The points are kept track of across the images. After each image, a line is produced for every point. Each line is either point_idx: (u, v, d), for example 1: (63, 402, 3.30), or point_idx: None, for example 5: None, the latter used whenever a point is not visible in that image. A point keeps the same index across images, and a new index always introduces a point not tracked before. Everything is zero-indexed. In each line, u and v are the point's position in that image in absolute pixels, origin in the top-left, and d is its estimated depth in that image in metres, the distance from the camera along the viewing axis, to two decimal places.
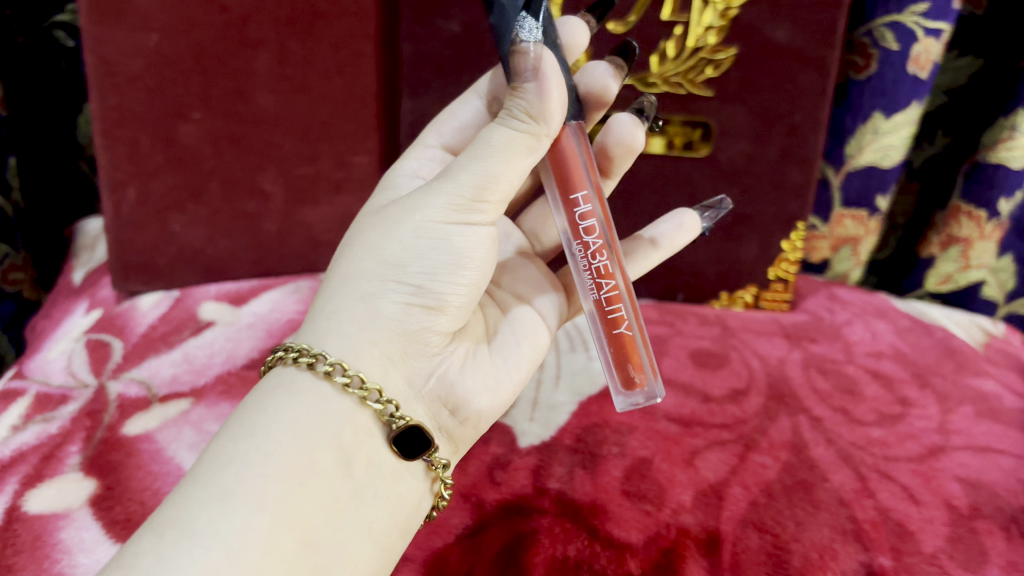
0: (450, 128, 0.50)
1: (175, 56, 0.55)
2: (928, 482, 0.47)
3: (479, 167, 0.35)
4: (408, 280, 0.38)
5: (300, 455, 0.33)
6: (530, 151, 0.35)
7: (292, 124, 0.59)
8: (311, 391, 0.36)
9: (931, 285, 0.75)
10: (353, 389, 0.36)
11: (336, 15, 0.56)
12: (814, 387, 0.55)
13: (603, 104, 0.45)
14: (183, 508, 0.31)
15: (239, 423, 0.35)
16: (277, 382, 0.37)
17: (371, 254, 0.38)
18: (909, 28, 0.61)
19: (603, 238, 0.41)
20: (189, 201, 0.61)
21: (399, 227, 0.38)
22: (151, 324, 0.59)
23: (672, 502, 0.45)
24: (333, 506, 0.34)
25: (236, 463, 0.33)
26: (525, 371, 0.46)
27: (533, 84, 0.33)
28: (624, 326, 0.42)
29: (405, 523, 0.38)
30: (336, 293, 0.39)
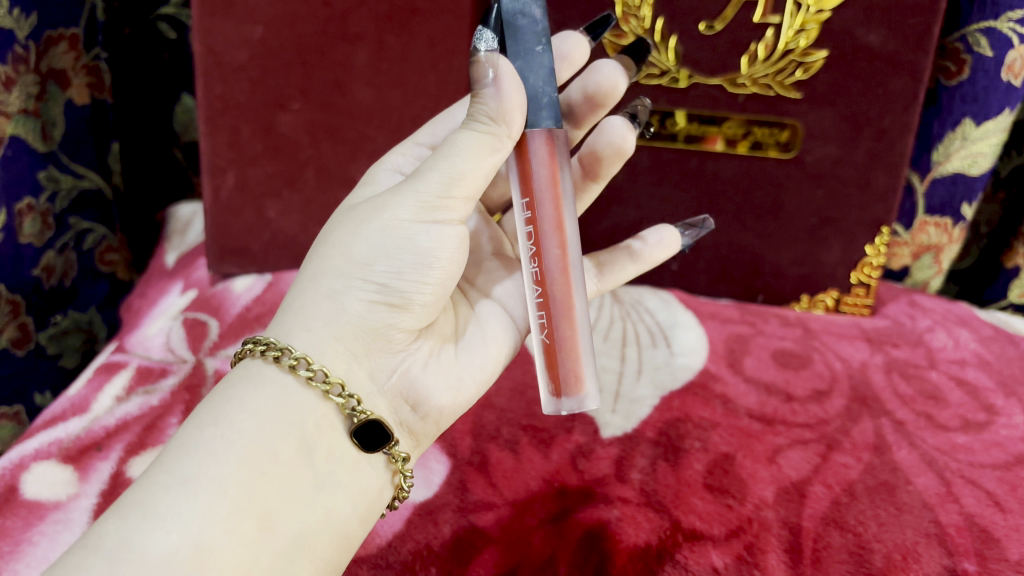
0: (445, 129, 0.48)
1: (279, 49, 0.58)
2: (1015, 490, 0.47)
3: (444, 166, 0.35)
4: (373, 278, 0.38)
5: (263, 443, 0.34)
6: (493, 151, 0.35)
7: (386, 118, 0.61)
8: (275, 382, 0.36)
9: (1014, 296, 0.75)
10: (316, 382, 0.36)
11: (433, 12, 0.57)
12: (897, 391, 0.55)
13: (608, 101, 0.45)
14: (147, 492, 0.32)
15: (205, 412, 0.35)
16: (244, 374, 0.37)
17: (338, 252, 0.38)
18: (1004, 35, 0.61)
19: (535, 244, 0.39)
20: (284, 188, 0.63)
21: (367, 227, 0.38)
22: (245, 306, 0.61)
23: (754, 496, 0.45)
24: (294, 492, 0.34)
25: (198, 450, 0.33)
26: (496, 370, 0.45)
27: (491, 89, 0.34)
28: (543, 334, 0.39)
29: (368, 513, 0.38)
30: (303, 292, 0.39)
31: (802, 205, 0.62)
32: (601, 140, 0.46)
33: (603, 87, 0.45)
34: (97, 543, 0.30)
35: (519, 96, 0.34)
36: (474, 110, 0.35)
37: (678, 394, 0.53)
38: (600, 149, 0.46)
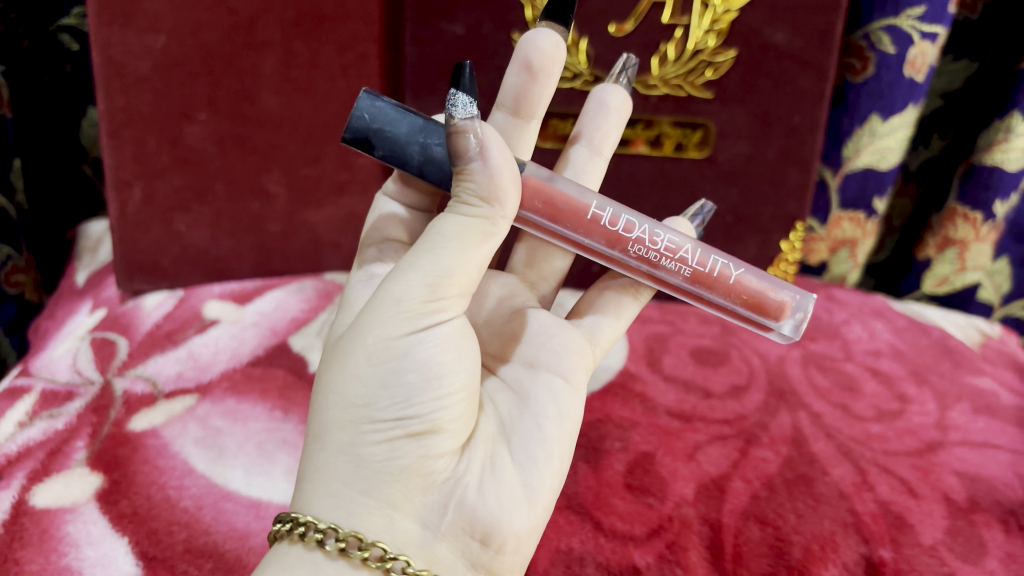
0: (385, 222, 0.51)
1: (183, 59, 0.56)
2: (927, 475, 0.48)
3: (429, 263, 0.34)
4: (382, 415, 0.35)
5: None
6: (485, 236, 0.34)
7: (297, 126, 0.60)
8: (301, 563, 0.33)
9: (928, 287, 0.77)
10: (351, 551, 0.34)
11: (341, 18, 0.57)
12: (813, 383, 0.56)
13: (557, 64, 0.44)
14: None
15: None
16: (271, 565, 0.34)
17: (332, 398, 0.36)
18: (905, 32, 0.62)
19: (646, 224, 0.43)
20: (193, 201, 0.62)
21: (353, 359, 0.35)
22: (156, 323, 0.59)
23: (674, 495, 0.45)
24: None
25: None
26: (563, 453, 0.41)
27: (478, 161, 0.33)
28: (729, 272, 0.44)
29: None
30: (310, 453, 0.36)
31: (717, 202, 0.63)
32: (605, 95, 0.52)
33: (547, 53, 0.43)
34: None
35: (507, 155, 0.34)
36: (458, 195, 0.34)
37: (598, 396, 0.53)
38: (607, 102, 0.52)
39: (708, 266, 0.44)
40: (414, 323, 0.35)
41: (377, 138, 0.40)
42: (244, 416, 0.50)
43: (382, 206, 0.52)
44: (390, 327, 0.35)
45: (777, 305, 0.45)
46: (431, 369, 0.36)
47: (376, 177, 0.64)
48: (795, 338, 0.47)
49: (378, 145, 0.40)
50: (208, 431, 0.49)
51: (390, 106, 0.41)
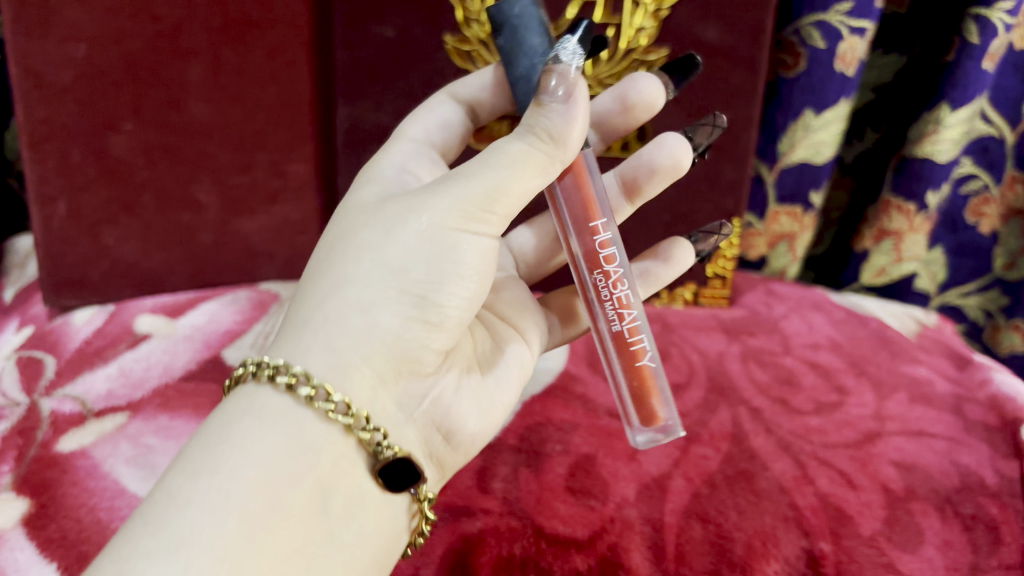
0: (435, 128, 0.49)
1: (106, 68, 0.55)
2: (866, 467, 0.48)
3: (493, 176, 0.36)
4: (409, 291, 0.37)
5: (270, 495, 0.32)
6: (543, 171, 0.36)
7: (227, 134, 0.59)
8: (284, 415, 0.34)
9: (867, 278, 0.78)
10: (338, 415, 0.35)
11: (270, 23, 0.56)
12: (753, 378, 0.56)
13: (650, 112, 0.47)
14: (132, 562, 0.29)
15: (199, 454, 0.33)
16: (245, 408, 0.35)
17: (367, 261, 0.37)
18: (834, 27, 0.63)
19: (622, 268, 0.42)
20: (121, 213, 0.60)
21: (401, 231, 0.37)
22: (86, 340, 0.58)
23: (616, 496, 0.45)
24: (305, 547, 0.33)
25: (192, 505, 0.31)
26: (517, 392, 0.47)
27: (562, 107, 0.36)
28: (644, 359, 0.43)
29: (383, 543, 0.37)
30: (322, 297, 0.37)
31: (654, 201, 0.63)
32: (657, 153, 0.49)
33: (644, 99, 0.46)
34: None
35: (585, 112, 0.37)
36: (534, 122, 0.36)
37: (539, 399, 0.53)
38: (656, 165, 0.49)
39: (634, 339, 0.43)
40: (466, 224, 0.37)
41: (507, 30, 0.39)
42: (177, 433, 0.49)
43: (445, 99, 0.49)
44: (444, 217, 0.37)
45: (651, 413, 0.44)
46: (459, 272, 0.38)
47: (309, 182, 0.62)
48: (639, 449, 0.45)
49: (505, 33, 0.39)
50: (140, 449, 0.48)
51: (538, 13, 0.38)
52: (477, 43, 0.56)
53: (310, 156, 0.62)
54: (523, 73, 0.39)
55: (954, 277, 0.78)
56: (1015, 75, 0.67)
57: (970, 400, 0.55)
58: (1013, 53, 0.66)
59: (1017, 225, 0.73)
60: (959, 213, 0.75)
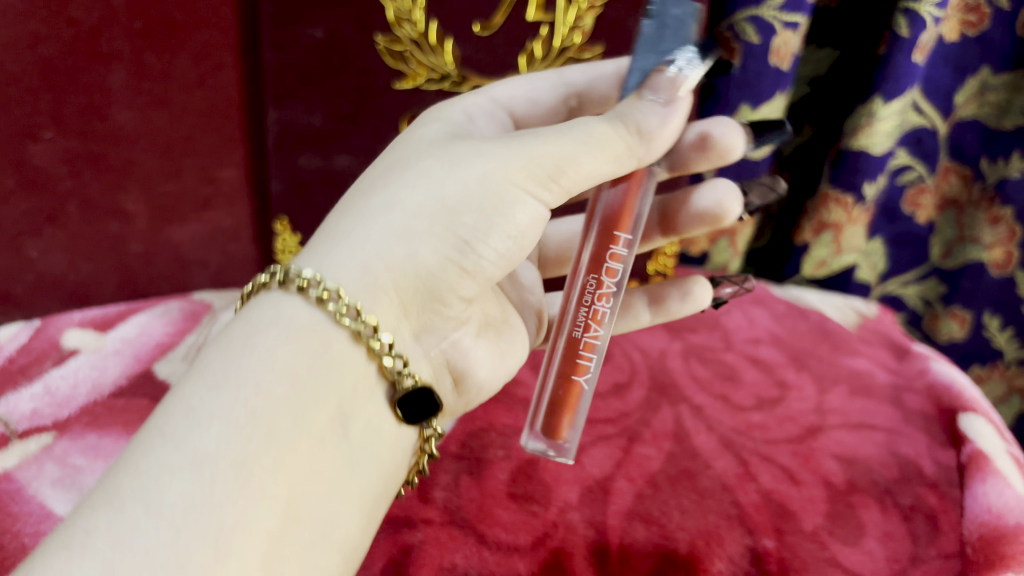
0: (523, 98, 0.45)
1: (22, 74, 0.52)
2: (808, 461, 0.48)
3: (570, 146, 0.34)
4: (457, 232, 0.35)
5: (295, 411, 0.31)
6: (617, 159, 0.35)
7: (153, 140, 0.58)
8: (312, 329, 0.33)
9: (808, 271, 0.79)
10: (365, 337, 0.34)
11: (193, 25, 0.54)
12: (693, 375, 0.56)
13: (719, 160, 0.44)
14: (150, 474, 0.28)
15: (221, 364, 0.31)
16: (269, 316, 0.33)
17: (423, 192, 0.35)
18: (767, 22, 0.62)
19: (615, 286, 0.40)
20: (45, 225, 0.58)
21: (463, 168, 0.35)
22: (9, 357, 0.56)
23: (559, 500, 0.45)
24: (325, 468, 0.32)
25: (211, 421, 0.29)
26: (518, 359, 0.46)
27: (662, 108, 0.35)
28: (582, 377, 0.41)
29: (394, 472, 0.36)
30: (365, 223, 0.35)
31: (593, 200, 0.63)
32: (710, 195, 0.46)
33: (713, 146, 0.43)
34: (81, 541, 0.26)
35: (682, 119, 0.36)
36: (628, 113, 0.35)
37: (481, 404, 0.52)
38: (697, 208, 0.46)
39: (584, 353, 0.40)
40: (530, 185, 0.35)
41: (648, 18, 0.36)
42: (106, 452, 0.47)
43: (550, 76, 0.46)
44: (512, 170, 0.35)
45: (557, 426, 0.41)
46: (511, 226, 0.36)
47: (240, 189, 0.62)
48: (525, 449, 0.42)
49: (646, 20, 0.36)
50: (67, 470, 0.46)
51: (682, 18, 0.36)
52: (410, 43, 0.55)
53: (241, 160, 0.61)
54: (637, 70, 0.36)
55: (895, 267, 0.79)
56: (945, 68, 0.67)
57: (908, 390, 0.56)
58: (943, 44, 0.66)
59: (952, 214, 0.74)
60: (896, 204, 0.76)
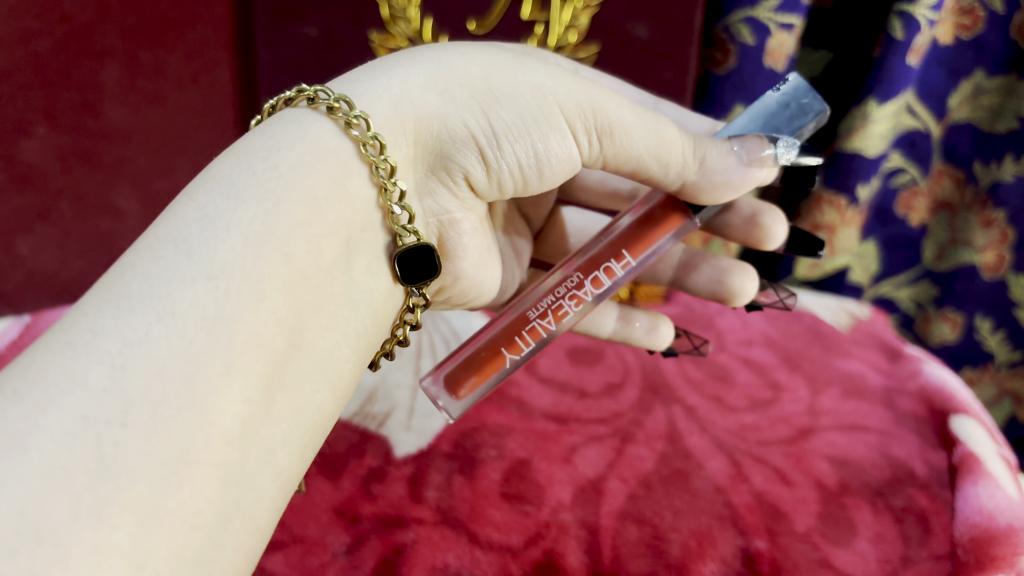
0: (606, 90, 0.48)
1: (15, 69, 0.52)
2: (800, 463, 0.49)
3: (635, 120, 0.37)
4: (494, 121, 0.36)
5: (309, 237, 0.30)
6: (667, 163, 0.38)
7: (145, 137, 0.57)
8: (334, 153, 0.32)
9: (801, 272, 0.79)
10: (381, 174, 0.33)
11: (189, 23, 0.55)
12: (687, 376, 0.56)
13: (753, 242, 0.48)
14: (163, 280, 0.27)
15: (236, 176, 0.30)
16: (294, 132, 0.32)
17: (478, 70, 0.36)
18: (763, 24, 0.63)
19: (591, 300, 0.41)
20: (36, 222, 0.58)
21: (525, 74, 0.36)
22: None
23: (551, 500, 0.45)
24: (327, 301, 0.31)
25: (230, 233, 0.28)
26: (490, 291, 0.47)
27: (730, 159, 0.38)
28: (510, 356, 0.40)
29: (382, 322, 0.35)
30: (410, 68, 0.36)
31: None
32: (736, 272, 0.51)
33: (758, 231, 0.47)
34: (87, 340, 0.25)
35: (744, 183, 0.39)
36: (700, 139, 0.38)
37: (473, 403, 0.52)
38: (711, 272, 0.52)
39: (527, 337, 0.40)
40: (575, 120, 0.37)
41: (783, 93, 0.41)
42: None
43: (650, 101, 0.49)
44: (564, 98, 0.36)
45: (462, 382, 0.40)
46: (541, 148, 0.37)
47: None
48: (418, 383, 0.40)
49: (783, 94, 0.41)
50: None
51: (806, 110, 0.40)
52: (405, 40, 0.55)
53: None
54: (741, 126, 0.41)
55: (887, 270, 0.80)
56: (938, 70, 0.67)
57: (901, 392, 0.56)
58: (937, 48, 0.66)
59: (944, 217, 0.74)
60: (890, 206, 0.76)
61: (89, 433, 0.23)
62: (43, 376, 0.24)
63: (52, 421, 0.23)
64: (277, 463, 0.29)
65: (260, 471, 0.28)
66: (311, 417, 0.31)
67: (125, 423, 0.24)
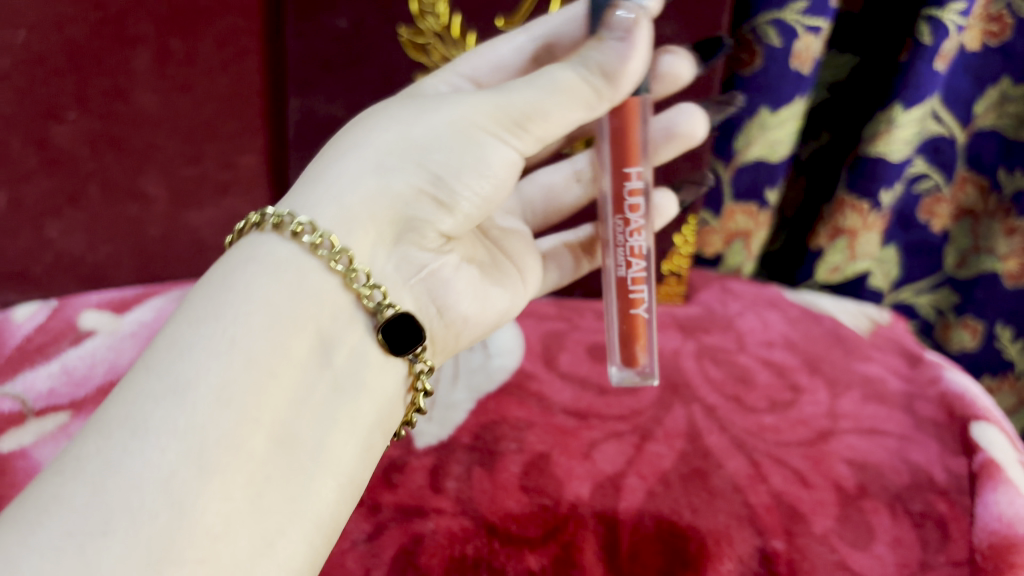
0: (486, 65, 0.46)
1: (47, 53, 0.53)
2: (819, 464, 0.49)
3: (535, 95, 0.36)
4: (429, 166, 0.38)
5: (273, 340, 0.33)
6: (587, 106, 0.37)
7: (175, 125, 0.58)
8: (287, 264, 0.35)
9: (822, 276, 0.78)
10: (339, 266, 0.36)
11: (219, 12, 0.55)
12: (707, 376, 0.56)
13: (677, 84, 0.47)
14: (136, 404, 0.31)
15: (203, 303, 0.34)
16: (248, 255, 0.36)
17: (397, 130, 0.38)
18: (790, 26, 0.62)
19: (644, 220, 0.44)
20: (66, 206, 0.58)
21: (433, 115, 0.38)
22: (27, 336, 0.56)
23: (570, 495, 0.45)
24: (308, 396, 0.34)
25: (193, 353, 0.32)
26: (505, 310, 0.47)
27: (623, 44, 0.36)
28: (641, 307, 0.46)
29: (387, 405, 0.37)
30: (344, 156, 0.38)
31: None
32: (676, 120, 0.50)
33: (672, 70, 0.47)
34: (73, 466, 0.29)
35: (643, 47, 0.36)
36: (591, 55, 0.36)
37: (494, 396, 0.52)
38: (673, 129, 0.50)
39: (637, 286, 0.46)
40: (499, 131, 0.37)
41: None
42: None
43: (516, 35, 0.46)
44: (478, 115, 0.37)
45: (633, 356, 0.48)
46: (484, 169, 0.38)
47: (260, 176, 0.61)
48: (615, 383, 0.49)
49: None
50: None
51: None
52: (433, 36, 0.55)
53: (261, 147, 0.61)
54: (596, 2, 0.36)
55: (908, 275, 0.79)
56: (966, 78, 0.67)
57: (921, 398, 0.56)
58: (964, 55, 0.66)
59: (967, 224, 0.74)
60: (913, 212, 0.75)
61: (73, 545, 0.27)
62: (37, 504, 0.28)
63: (40, 540, 0.27)
64: (277, 555, 0.31)
65: (254, 563, 0.30)
66: (316, 510, 0.33)
67: (106, 532, 0.27)
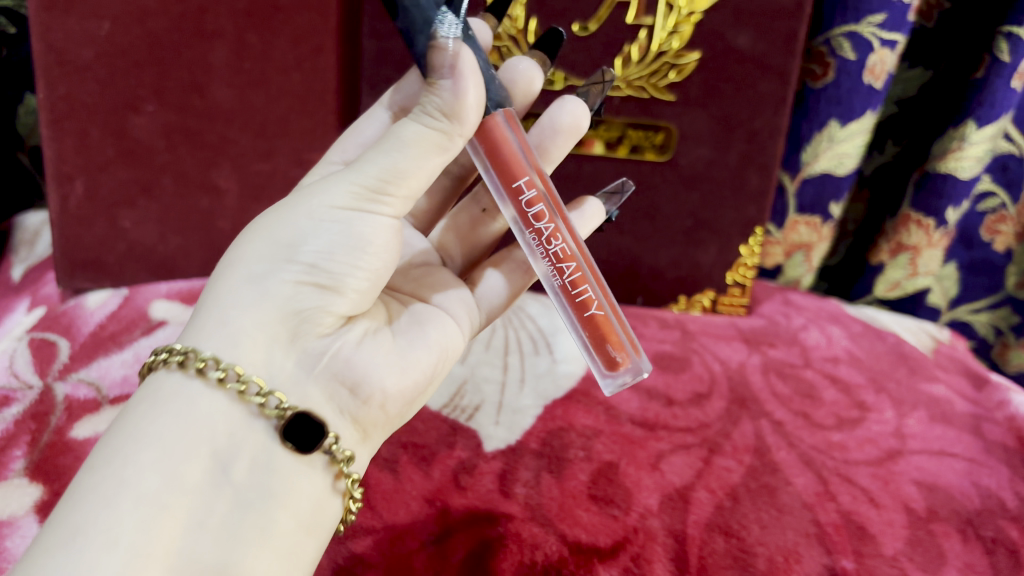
0: (355, 144, 0.47)
1: (129, 46, 0.54)
2: (887, 485, 0.48)
3: (385, 159, 0.35)
4: (302, 259, 0.36)
5: (165, 470, 0.32)
6: (441, 148, 0.34)
7: (248, 119, 0.58)
8: (175, 394, 0.34)
9: (880, 292, 0.78)
10: (229, 382, 0.34)
11: (297, 9, 0.55)
12: (774, 391, 0.56)
13: (530, 94, 0.45)
14: (35, 560, 0.29)
15: (102, 450, 0.32)
16: (141, 397, 0.34)
17: (259, 240, 0.37)
18: (866, 39, 0.62)
19: (556, 221, 0.42)
20: (139, 196, 0.59)
21: (291, 215, 0.37)
22: (100, 324, 0.57)
23: (638, 505, 0.45)
24: (208, 518, 0.32)
25: (83, 499, 0.30)
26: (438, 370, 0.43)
27: (448, 81, 0.32)
28: (595, 307, 0.43)
29: (309, 516, 0.35)
30: (223, 279, 0.37)
31: (678, 205, 0.62)
32: (554, 118, 0.47)
33: (524, 80, 0.44)
34: None
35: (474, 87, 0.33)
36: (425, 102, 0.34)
37: (561, 403, 0.52)
38: (558, 124, 0.47)
39: (579, 288, 0.43)
40: (360, 203, 0.36)
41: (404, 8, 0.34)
42: None
43: (375, 110, 0.48)
44: (335, 200, 0.36)
45: (611, 357, 0.45)
46: (358, 243, 0.37)
47: None
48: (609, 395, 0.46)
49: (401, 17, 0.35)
50: None
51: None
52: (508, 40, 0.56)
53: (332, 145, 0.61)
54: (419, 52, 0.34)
55: (967, 293, 0.78)
56: None
57: (988, 420, 0.55)
58: None
59: None
60: (975, 230, 0.75)
61: None
62: None
63: None
64: None
65: None
66: None
67: None
